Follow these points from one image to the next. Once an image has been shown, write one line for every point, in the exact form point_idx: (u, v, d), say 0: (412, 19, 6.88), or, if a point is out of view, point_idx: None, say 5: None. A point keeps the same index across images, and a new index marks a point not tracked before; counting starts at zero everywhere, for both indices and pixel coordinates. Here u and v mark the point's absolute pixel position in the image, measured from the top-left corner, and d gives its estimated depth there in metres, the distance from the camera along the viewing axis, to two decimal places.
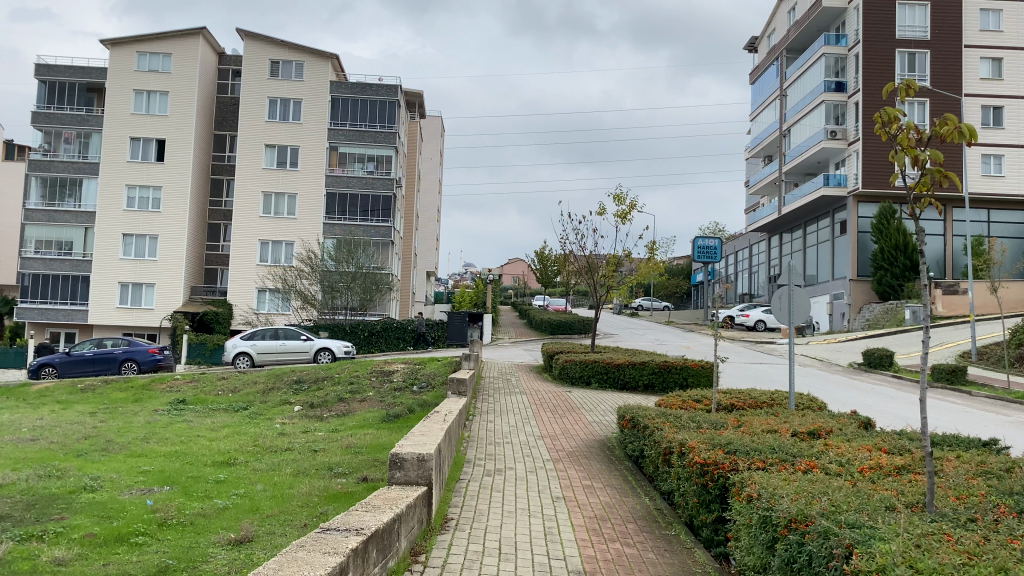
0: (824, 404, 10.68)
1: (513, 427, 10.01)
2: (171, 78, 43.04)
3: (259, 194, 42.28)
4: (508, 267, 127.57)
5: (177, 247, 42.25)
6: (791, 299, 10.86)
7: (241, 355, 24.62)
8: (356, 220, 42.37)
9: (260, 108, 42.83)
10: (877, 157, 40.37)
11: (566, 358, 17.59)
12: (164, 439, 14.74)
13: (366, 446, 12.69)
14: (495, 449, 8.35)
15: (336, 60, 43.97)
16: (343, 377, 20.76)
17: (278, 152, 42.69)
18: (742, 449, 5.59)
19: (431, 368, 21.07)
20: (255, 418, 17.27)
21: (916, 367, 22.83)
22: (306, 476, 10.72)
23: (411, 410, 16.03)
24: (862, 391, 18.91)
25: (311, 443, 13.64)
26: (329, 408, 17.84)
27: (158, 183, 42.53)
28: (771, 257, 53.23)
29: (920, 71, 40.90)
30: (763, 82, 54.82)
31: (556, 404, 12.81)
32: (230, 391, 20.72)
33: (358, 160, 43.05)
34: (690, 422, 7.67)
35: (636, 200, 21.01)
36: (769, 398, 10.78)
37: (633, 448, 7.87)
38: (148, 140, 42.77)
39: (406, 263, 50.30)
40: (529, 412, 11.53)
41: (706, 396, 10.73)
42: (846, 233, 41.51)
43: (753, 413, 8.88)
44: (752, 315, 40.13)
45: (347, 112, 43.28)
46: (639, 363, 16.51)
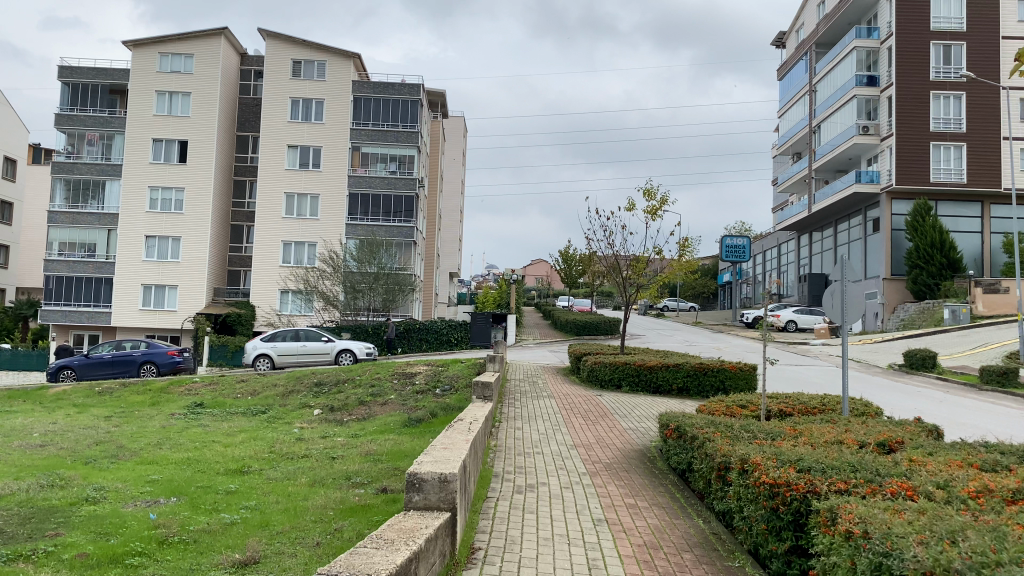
0: (881, 411, 9.84)
1: (545, 435, 9.26)
2: (192, 78, 42.75)
3: (281, 194, 41.85)
4: (531, 268, 126.80)
5: (199, 249, 41.93)
6: (844, 295, 10.02)
7: (261, 357, 24.02)
8: (378, 221, 41.85)
9: (282, 108, 42.40)
10: (911, 152, 39.13)
11: (594, 360, 16.80)
12: (177, 444, 14.15)
13: (386, 454, 11.99)
14: (524, 461, 7.62)
15: (359, 59, 43.48)
16: (364, 380, 20.09)
17: (300, 152, 42.21)
18: (815, 467, 4.85)
19: (455, 370, 20.35)
20: (273, 422, 16.66)
21: (962, 369, 21.74)
22: (321, 487, 10.04)
23: (434, 415, 15.32)
24: (907, 394, 17.96)
25: (329, 450, 12.98)
26: (349, 412, 17.18)
27: (180, 184, 42.23)
28: (801, 255, 52.05)
29: (956, 63, 39.57)
30: (791, 79, 53.67)
31: (586, 409, 12.06)
32: (248, 394, 20.14)
33: (381, 160, 42.58)
34: (745, 432, 6.91)
35: (667, 196, 20.17)
36: (818, 404, 9.95)
37: (680, 461, 7.11)
38: (170, 141, 42.50)
39: (429, 263, 49.70)
40: (559, 419, 10.78)
41: (753, 401, 9.93)
42: (879, 231, 40.31)
43: (808, 422, 8.09)
44: (783, 316, 38.95)
45: (369, 112, 42.70)
46: (673, 366, 15.71)
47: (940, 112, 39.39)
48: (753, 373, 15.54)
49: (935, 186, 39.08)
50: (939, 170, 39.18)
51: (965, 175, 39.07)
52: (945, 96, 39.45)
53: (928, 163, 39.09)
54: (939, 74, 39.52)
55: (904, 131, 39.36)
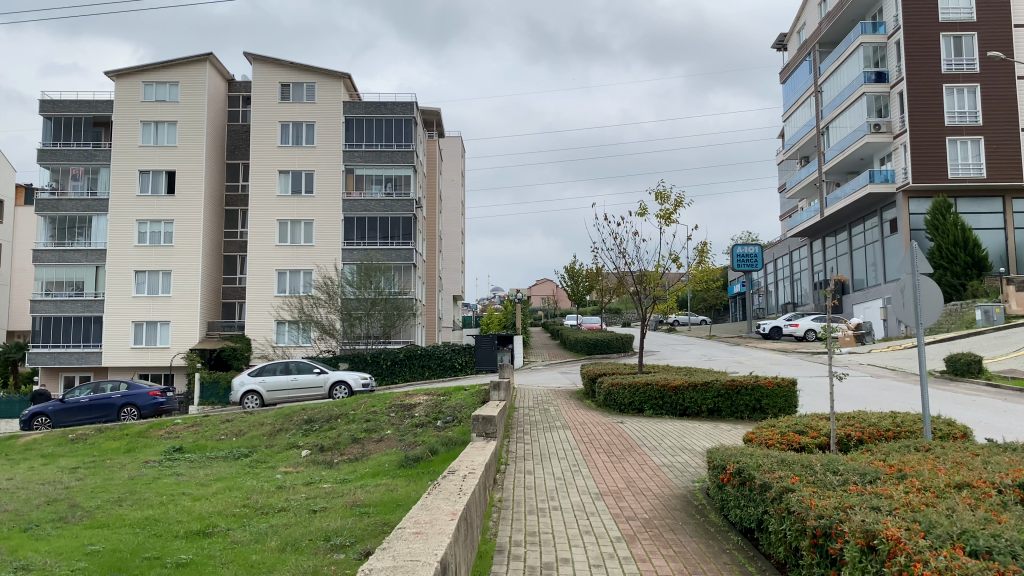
0: (970, 432, 8.03)
1: (562, 482, 7.48)
2: (178, 107, 41.43)
3: (274, 222, 40.37)
4: (537, 288, 125.31)
5: (191, 282, 40.35)
6: (917, 290, 8.20)
7: (249, 394, 22.26)
8: (376, 244, 40.27)
9: (271, 133, 40.93)
10: (928, 149, 37.40)
11: (610, 382, 15.04)
12: (142, 500, 12.37)
13: (375, 505, 10.19)
14: (537, 523, 5.85)
15: (349, 79, 42.06)
16: (359, 415, 18.26)
17: (292, 178, 40.74)
18: (996, 550, 3.15)
19: (458, 399, 18.46)
20: (254, 467, 14.95)
21: (1011, 373, 19.87)
22: (293, 553, 8.31)
23: (433, 452, 13.54)
24: (965, 404, 16.02)
25: (310, 501, 11.19)
26: (340, 452, 15.46)
27: (169, 216, 40.78)
28: (815, 262, 50.25)
29: (967, 55, 37.95)
30: (794, 81, 52.20)
31: (608, 441, 10.24)
32: (233, 435, 18.43)
33: (376, 182, 41.05)
34: (835, 476, 5.15)
35: (682, 197, 18.48)
36: (891, 426, 8.15)
37: (745, 515, 5.35)
38: (157, 172, 41.10)
39: (431, 287, 48.06)
40: (577, 456, 8.98)
41: (812, 428, 8.16)
42: (898, 232, 38.32)
43: (900, 454, 6.35)
44: (802, 325, 38.65)
45: (362, 132, 41.19)
46: (701, 386, 13.99)
47: (954, 106, 37.69)
48: (791, 389, 13.77)
49: (954, 182, 37.20)
50: (958, 166, 37.34)
51: (984, 169, 37.29)
52: (958, 89, 37.78)
53: (945, 159, 37.30)
54: (951, 66, 37.88)
55: (917, 127, 37.62)
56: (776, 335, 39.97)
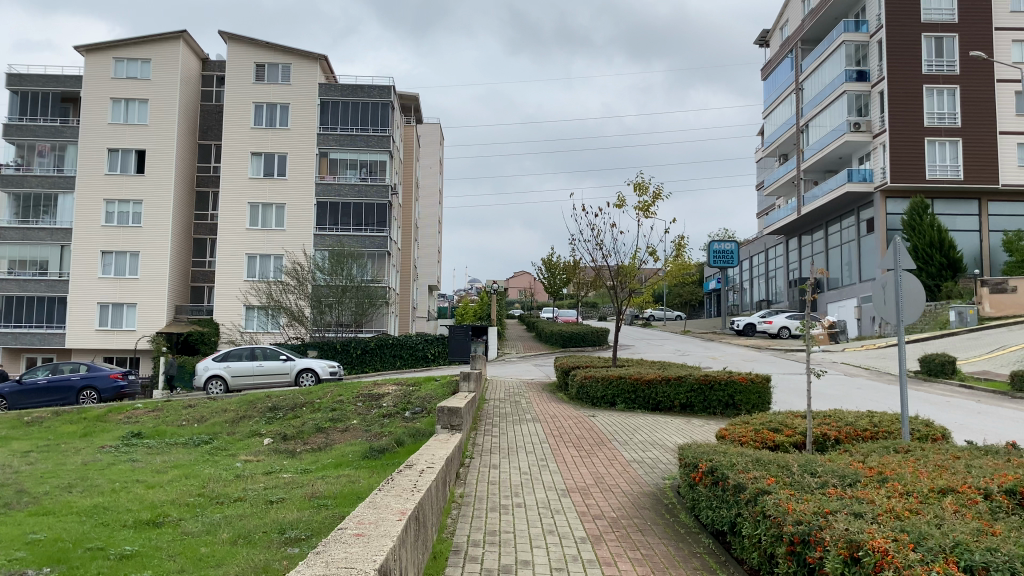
0: (948, 435, 7.83)
1: (527, 477, 7.14)
2: (150, 86, 40.52)
3: (245, 205, 39.63)
4: (513, 280, 124.97)
5: (160, 264, 39.57)
6: (899, 288, 7.98)
7: (213, 379, 21.76)
8: (349, 230, 39.70)
9: (245, 114, 40.20)
10: (906, 149, 37.49)
11: (583, 375, 14.74)
12: (93, 486, 11.88)
13: (334, 497, 9.83)
14: (499, 522, 5.50)
15: (325, 61, 41.40)
16: (325, 403, 17.85)
17: (265, 161, 40.01)
18: (996, 566, 2.86)
19: (428, 389, 18.10)
20: (214, 455, 14.50)
21: (983, 374, 19.87)
22: (245, 546, 7.91)
23: (400, 443, 13.18)
24: (939, 405, 15.92)
25: (269, 491, 10.78)
26: (304, 441, 15.05)
27: (138, 196, 39.90)
28: (790, 260, 50.37)
29: (948, 57, 38.10)
30: (775, 78, 52.19)
31: (577, 435, 9.92)
32: (194, 421, 17.93)
33: (351, 167, 40.45)
34: (814, 477, 4.88)
35: (660, 188, 18.23)
36: (868, 426, 7.93)
37: (717, 517, 5.05)
38: (127, 151, 40.19)
39: (405, 275, 47.59)
40: (545, 451, 8.64)
41: (787, 426, 7.93)
42: (873, 231, 38.42)
43: (878, 456, 6.09)
44: (776, 322, 38.64)
45: (338, 115, 40.59)
46: (674, 380, 13.76)
47: (933, 106, 37.82)
48: (766, 386, 13.57)
49: (931, 183, 37.38)
50: (936, 167, 37.52)
51: (961, 171, 37.53)
52: (938, 90, 37.91)
53: (923, 159, 37.47)
54: (931, 67, 37.99)
55: (897, 127, 37.71)
56: (749, 332, 39.97)
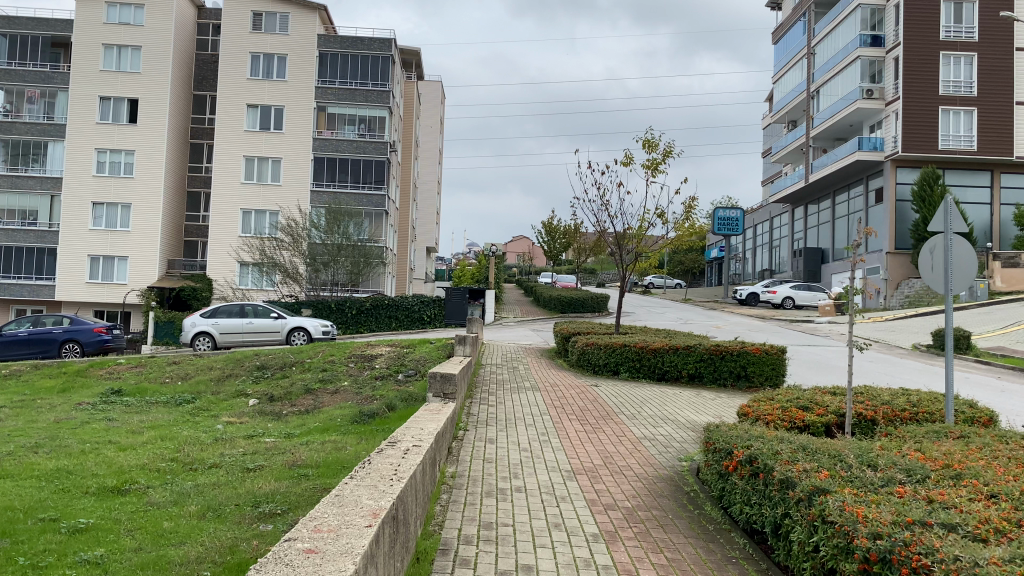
0: (996, 417, 7.03)
1: (527, 455, 6.36)
2: (144, 32, 39.21)
3: (240, 158, 38.58)
4: (512, 244, 124.04)
5: (152, 218, 38.62)
6: (948, 253, 7.11)
7: (201, 336, 20.90)
8: (347, 187, 38.67)
9: (241, 64, 38.96)
10: (920, 118, 36.36)
11: (586, 340, 13.92)
12: (63, 446, 11.11)
13: (316, 466, 9.06)
14: (496, 513, 4.70)
15: (324, 12, 40.06)
16: (315, 364, 17.08)
17: (260, 113, 38.86)
18: None
19: (422, 352, 17.31)
20: (196, 415, 13.76)
21: (999, 350, 19.15)
22: (214, 521, 7.13)
23: (391, 407, 12.42)
24: (959, 381, 15.14)
25: (246, 458, 10.02)
26: (291, 403, 14.32)
27: (130, 146, 38.82)
28: (795, 229, 49.53)
29: (967, 23, 36.81)
30: (787, 42, 50.76)
31: (582, 407, 9.10)
32: (178, 379, 17.21)
33: (349, 122, 39.26)
34: (875, 472, 4.10)
35: (671, 146, 17.24)
36: (906, 406, 7.16)
37: (757, 516, 4.29)
38: (119, 100, 38.95)
39: (403, 235, 46.70)
40: (546, 424, 7.86)
41: (817, 405, 7.16)
42: (883, 201, 37.44)
43: (938, 443, 5.31)
44: (780, 292, 37.88)
45: (337, 69, 39.32)
46: (682, 349, 12.96)
47: (949, 74, 36.60)
48: (780, 357, 12.78)
49: (944, 153, 36.40)
50: (949, 137, 36.47)
51: (975, 141, 36.50)
52: (955, 57, 36.67)
53: (937, 129, 36.40)
54: (950, 33, 36.69)
55: (912, 95, 36.49)
56: (752, 302, 39.26)
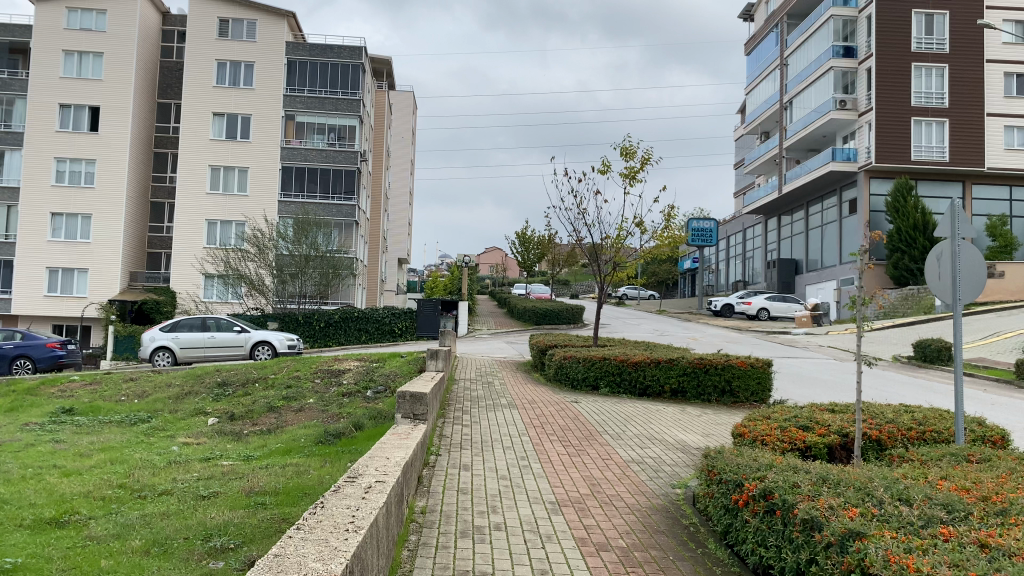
0: (1009, 436, 6.55)
1: (506, 484, 5.75)
2: (106, 38, 38.17)
3: (205, 168, 37.66)
4: (485, 256, 123.37)
5: (114, 228, 37.52)
6: (956, 260, 6.63)
7: (160, 351, 20.08)
8: (315, 197, 37.84)
9: (207, 72, 38.07)
10: (892, 129, 36.39)
11: (564, 354, 13.32)
12: (2, 473, 10.27)
13: (275, 494, 8.35)
14: (475, 558, 4.09)
15: (293, 19, 39.32)
16: (279, 380, 16.30)
17: (227, 122, 37.98)
18: None
19: (392, 367, 16.60)
20: (150, 436, 12.95)
21: (980, 362, 18.89)
22: (158, 559, 6.39)
23: (359, 427, 11.73)
24: (945, 394, 14.75)
25: (200, 484, 9.28)
26: (253, 422, 13.58)
27: (92, 155, 37.68)
28: (768, 240, 49.50)
29: (938, 35, 36.98)
30: (759, 54, 50.85)
31: (563, 426, 8.49)
32: (135, 397, 16.37)
33: (318, 131, 38.47)
34: (912, 508, 3.55)
35: (649, 153, 16.76)
36: (912, 425, 6.66)
37: (775, 561, 3.73)
38: (79, 107, 37.82)
39: (373, 246, 45.89)
40: (525, 446, 7.26)
41: (819, 424, 6.64)
42: (857, 212, 37.41)
43: (962, 468, 4.79)
44: (754, 303, 37.62)
45: (306, 77, 38.58)
46: (665, 362, 12.44)
47: (921, 85, 36.71)
48: (766, 371, 12.29)
49: (917, 164, 36.44)
50: (921, 148, 36.50)
51: (947, 153, 36.53)
52: (927, 69, 36.83)
53: (909, 140, 36.43)
54: (921, 45, 36.86)
55: (885, 106, 36.52)
56: (726, 313, 39.00)
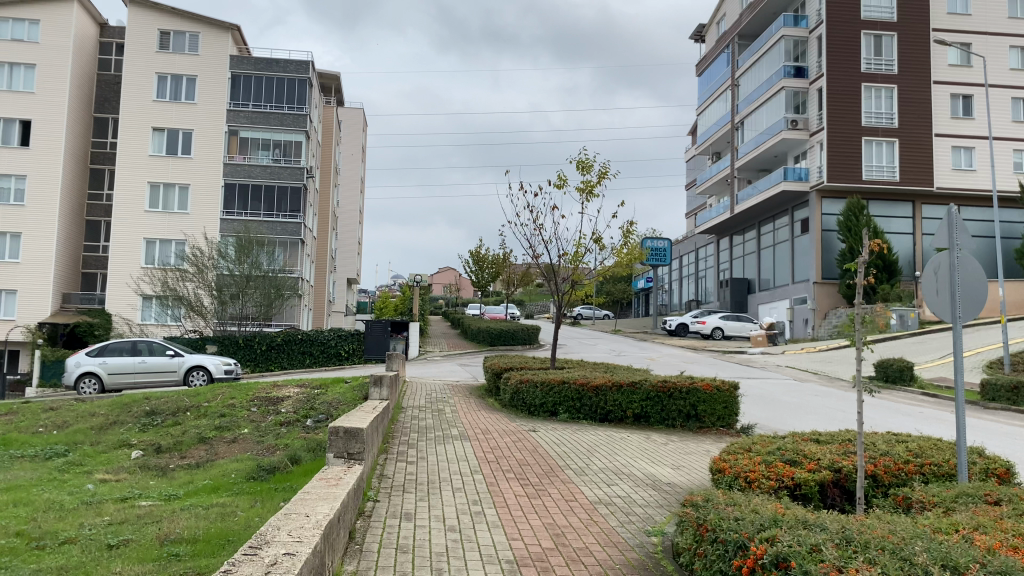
0: (1014, 469, 5.90)
1: (457, 538, 4.89)
2: (39, 49, 36.53)
3: (144, 185, 36.16)
4: (436, 276, 122.04)
5: (45, 248, 35.78)
6: (954, 273, 6.00)
7: (87, 377, 18.77)
8: (259, 215, 36.48)
9: (146, 86, 36.69)
10: (843, 148, 36.56)
11: (518, 378, 12.49)
12: None
13: (196, 541, 7.32)
14: None
15: (238, 32, 38.13)
16: (214, 408, 15.15)
17: (167, 137, 36.61)
18: None
19: (336, 393, 15.55)
20: (65, 473, 11.75)
21: (942, 382, 18.54)
22: None
23: (296, 460, 10.72)
24: (910, 416, 14.22)
25: (110, 530, 8.19)
26: (181, 455, 12.49)
27: (22, 171, 35.89)
28: (720, 260, 49.47)
29: (886, 56, 37.39)
30: (710, 74, 51.05)
31: (520, 460, 7.64)
32: (54, 428, 15.09)
33: (262, 147, 37.18)
34: None
35: (607, 167, 16.08)
36: (907, 457, 5.97)
37: None
38: (9, 121, 36.03)
39: (321, 266, 44.56)
40: (478, 486, 6.40)
41: (806, 458, 5.90)
42: (808, 232, 37.44)
43: (995, 520, 4.04)
44: (708, 322, 37.30)
45: (250, 91, 37.31)
46: (627, 386, 11.70)
47: (871, 106, 37.02)
48: (733, 395, 11.62)
49: (867, 183, 36.63)
50: (871, 167, 36.75)
51: (896, 172, 36.80)
52: (876, 90, 37.17)
53: (859, 159, 36.64)
54: (870, 66, 37.19)
55: (835, 125, 36.70)
56: (681, 333, 38.65)
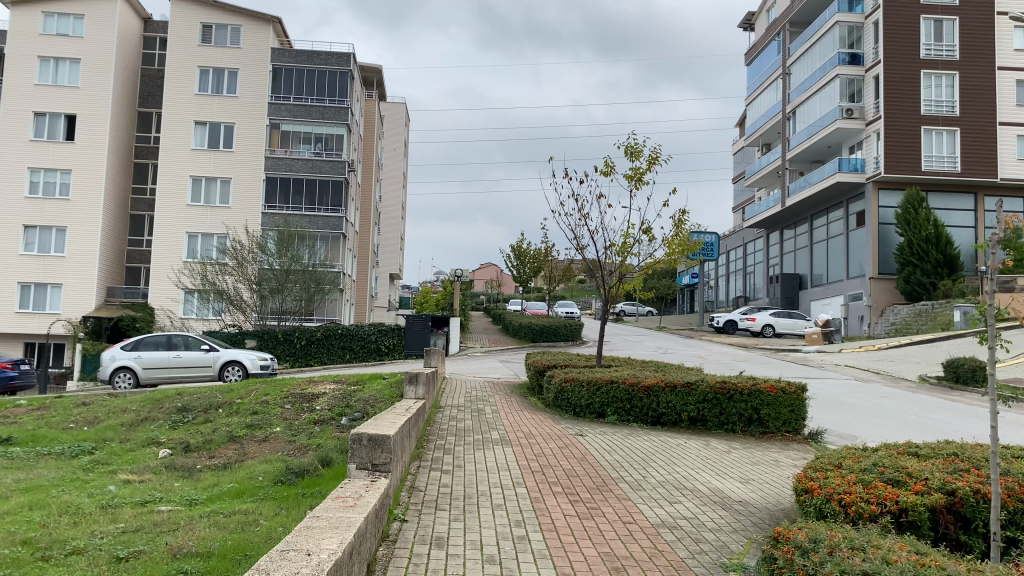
0: None
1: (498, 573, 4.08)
2: (83, 44, 36.61)
3: (187, 178, 36.04)
4: (479, 272, 121.42)
5: (90, 241, 35.84)
6: None
7: (121, 371, 18.36)
8: (301, 209, 36.13)
9: (189, 79, 36.53)
10: (902, 138, 34.93)
11: (563, 376, 11.63)
12: None
13: (212, 555, 6.58)
14: None
15: (279, 25, 37.80)
16: (245, 405, 14.53)
17: (209, 130, 36.42)
18: None
19: (371, 391, 14.84)
20: (88, 473, 11.20)
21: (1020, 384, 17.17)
22: None
23: (326, 463, 10.00)
24: (991, 421, 13.01)
25: (121, 540, 7.50)
26: (209, 455, 11.87)
27: (67, 166, 36.00)
28: (769, 255, 47.97)
29: (948, 41, 35.64)
30: (760, 64, 49.48)
31: (568, 471, 6.80)
32: (84, 424, 14.63)
33: (303, 140, 36.84)
34: None
35: (657, 152, 15.12)
36: None
37: None
38: (55, 115, 36.20)
39: (363, 260, 44.07)
40: (521, 502, 5.58)
41: (912, 477, 4.95)
42: (865, 225, 35.88)
43: None
44: (759, 319, 36.03)
45: (292, 84, 37.00)
46: (682, 387, 10.77)
47: (931, 94, 35.36)
48: (799, 397, 10.65)
49: (927, 174, 34.95)
50: (932, 158, 35.06)
51: (959, 163, 35.04)
52: (937, 77, 35.47)
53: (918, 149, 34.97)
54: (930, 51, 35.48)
55: (893, 114, 35.06)
56: (730, 330, 37.39)
